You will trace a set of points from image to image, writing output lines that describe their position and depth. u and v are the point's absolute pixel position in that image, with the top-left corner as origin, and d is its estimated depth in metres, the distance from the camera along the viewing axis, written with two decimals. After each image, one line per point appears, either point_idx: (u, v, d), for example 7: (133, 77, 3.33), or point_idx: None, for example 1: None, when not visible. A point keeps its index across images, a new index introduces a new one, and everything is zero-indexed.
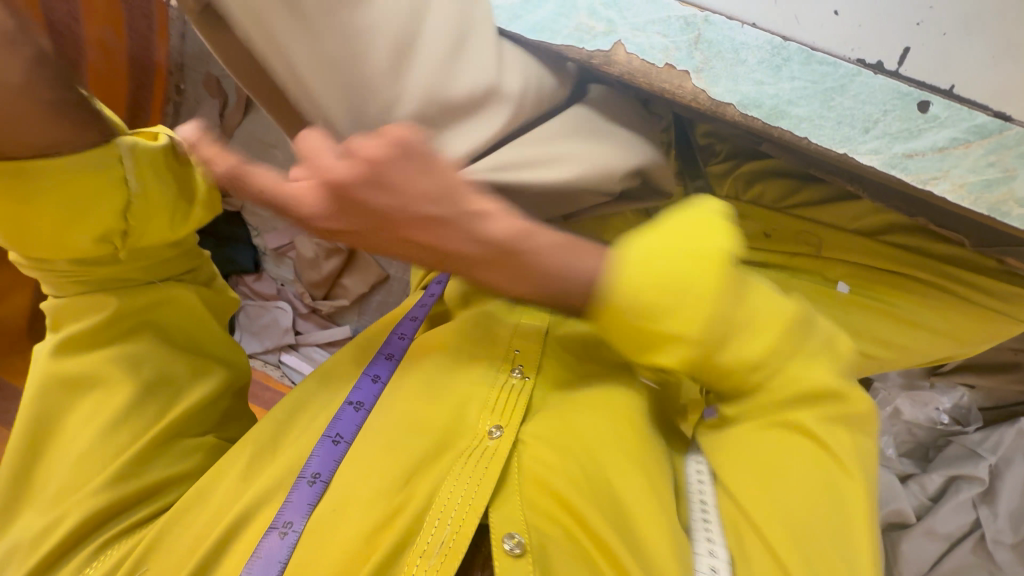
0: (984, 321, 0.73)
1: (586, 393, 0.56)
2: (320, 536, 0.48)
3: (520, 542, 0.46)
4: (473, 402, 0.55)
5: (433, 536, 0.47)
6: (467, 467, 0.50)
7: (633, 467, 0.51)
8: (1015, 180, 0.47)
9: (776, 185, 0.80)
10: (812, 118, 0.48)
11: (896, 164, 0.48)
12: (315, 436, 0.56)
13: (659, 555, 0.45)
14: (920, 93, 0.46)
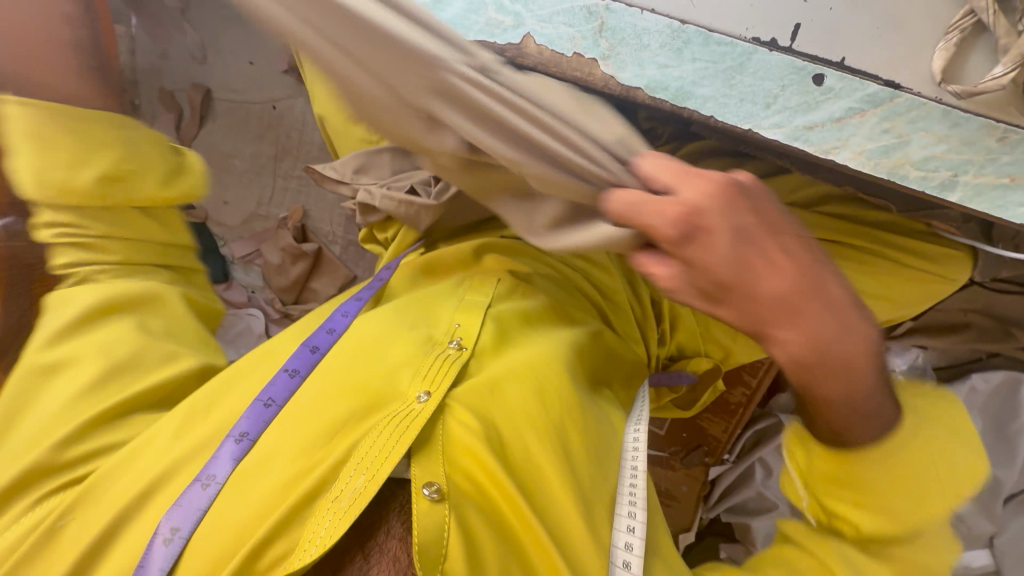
0: (919, 282, 0.76)
1: (515, 363, 0.64)
2: (241, 482, 0.52)
3: (439, 489, 0.53)
4: (405, 372, 0.61)
5: (347, 484, 0.52)
6: (389, 426, 0.55)
7: (551, 435, 0.60)
8: (909, 145, 0.49)
9: (718, 163, 0.81)
10: (716, 97, 0.50)
11: (799, 137, 0.50)
12: (249, 397, 0.59)
13: (569, 511, 0.57)
14: (814, 66, 0.48)
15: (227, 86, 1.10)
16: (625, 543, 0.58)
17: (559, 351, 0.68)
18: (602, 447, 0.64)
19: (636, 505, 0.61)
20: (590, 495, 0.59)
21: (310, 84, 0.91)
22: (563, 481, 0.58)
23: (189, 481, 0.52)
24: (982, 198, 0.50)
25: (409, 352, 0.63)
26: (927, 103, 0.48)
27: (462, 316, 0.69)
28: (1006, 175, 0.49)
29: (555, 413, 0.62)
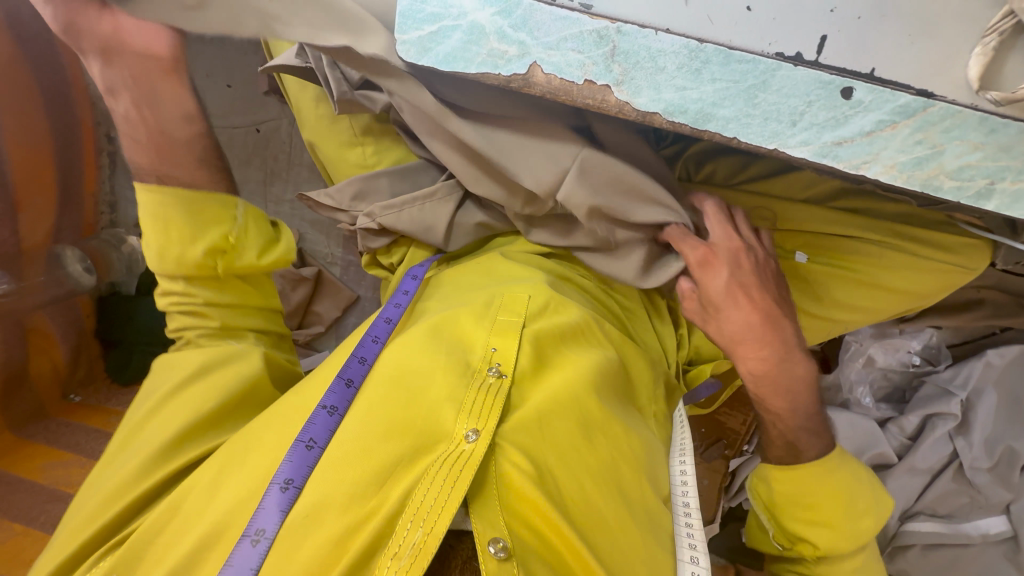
0: (936, 273, 0.75)
1: (557, 395, 0.66)
2: (293, 534, 0.55)
3: (503, 546, 0.55)
4: (448, 407, 0.62)
5: (406, 537, 0.54)
6: (442, 471, 0.58)
7: (601, 474, 0.63)
8: (943, 155, 0.47)
9: (727, 162, 0.79)
10: (738, 117, 0.48)
11: (827, 154, 0.48)
12: (290, 442, 0.61)
13: (624, 545, 0.61)
14: (842, 79, 0.45)
15: None
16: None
17: (596, 379, 0.69)
18: (649, 481, 0.67)
19: (697, 549, 0.66)
20: (648, 526, 0.64)
21: (295, 108, 0.86)
22: (620, 521, 0.61)
23: (239, 537, 0.56)
24: (1021, 204, 0.48)
25: (450, 385, 0.64)
26: (962, 111, 0.45)
27: (497, 339, 0.69)
28: None
29: (602, 450, 0.65)
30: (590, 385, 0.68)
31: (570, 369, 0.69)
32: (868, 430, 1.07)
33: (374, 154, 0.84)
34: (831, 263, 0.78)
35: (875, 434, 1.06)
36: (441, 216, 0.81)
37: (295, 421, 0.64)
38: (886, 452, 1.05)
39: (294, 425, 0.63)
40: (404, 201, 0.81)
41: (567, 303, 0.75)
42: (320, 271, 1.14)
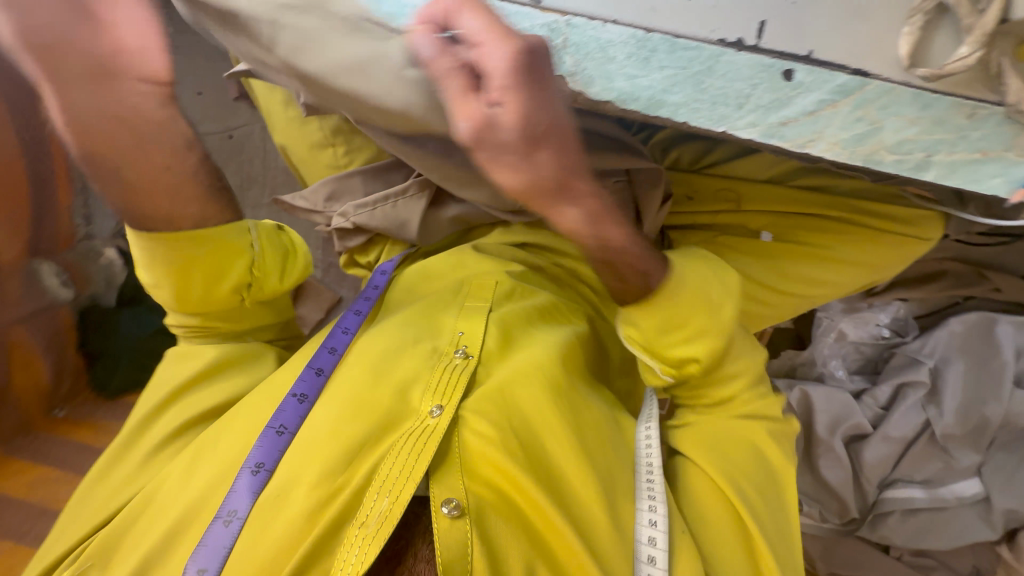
0: (894, 245, 0.78)
1: (518, 370, 0.71)
2: (263, 513, 0.61)
3: (456, 505, 0.60)
4: (416, 387, 0.69)
5: (373, 506, 0.59)
6: (407, 444, 0.63)
7: (562, 440, 0.66)
8: (882, 130, 0.49)
9: (691, 147, 0.82)
10: (688, 102, 0.49)
11: (773, 134, 0.50)
12: (261, 427, 0.67)
13: (582, 502, 0.64)
14: (782, 63, 0.48)
15: None
16: (647, 536, 0.63)
17: (558, 354, 0.74)
18: (612, 443, 0.70)
19: (655, 498, 0.65)
20: (609, 485, 0.66)
21: (264, 110, 0.87)
22: (582, 480, 0.64)
23: (211, 519, 0.61)
24: (955, 174, 0.50)
25: (418, 365, 0.70)
26: (896, 87, 0.47)
27: (465, 324, 0.75)
28: (977, 150, 0.49)
29: (565, 416, 0.68)
30: (552, 359, 0.73)
31: (533, 349, 0.74)
32: (845, 402, 1.10)
33: (345, 155, 0.85)
34: (792, 242, 0.82)
35: (851, 407, 1.09)
36: (413, 212, 0.82)
37: (269, 402, 0.69)
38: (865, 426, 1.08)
39: (268, 406, 0.69)
40: (376, 200, 0.83)
41: (533, 289, 0.82)
42: None
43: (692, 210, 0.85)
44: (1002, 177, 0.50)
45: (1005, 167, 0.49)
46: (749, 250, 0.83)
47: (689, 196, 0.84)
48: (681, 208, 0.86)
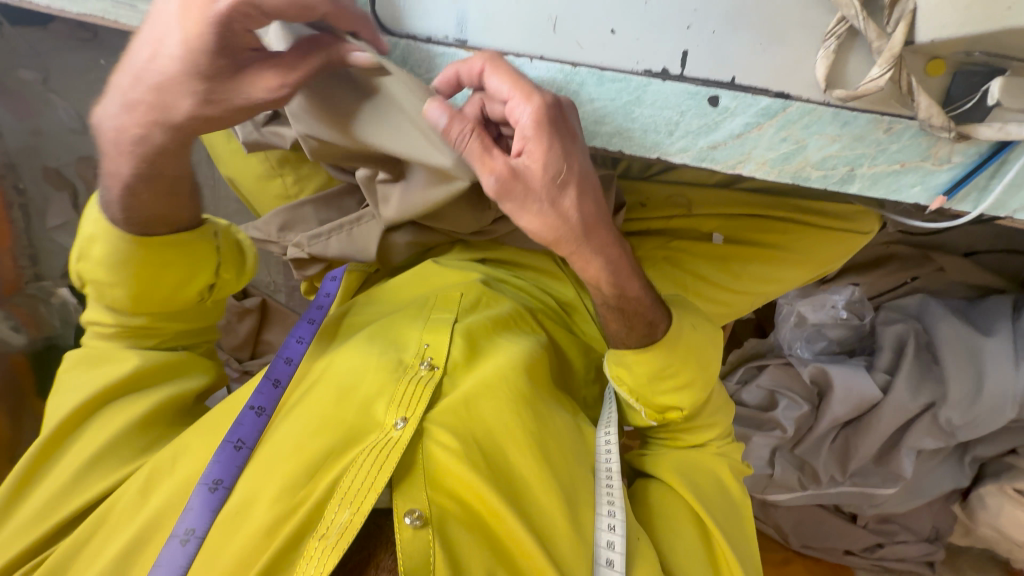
0: (838, 239, 0.81)
1: (484, 379, 0.70)
2: (223, 530, 0.59)
3: (419, 515, 0.58)
4: (380, 401, 0.67)
5: (334, 518, 0.57)
6: (370, 457, 0.61)
7: (526, 446, 0.66)
8: (806, 148, 0.51)
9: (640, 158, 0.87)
10: (620, 131, 0.52)
11: (705, 157, 0.51)
12: (219, 440, 0.66)
13: (547, 505, 0.63)
14: (707, 89, 0.49)
15: None
16: (606, 541, 0.64)
17: (522, 362, 0.73)
18: (570, 448, 0.69)
19: (615, 504, 0.66)
20: (569, 490, 0.66)
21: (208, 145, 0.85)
22: (543, 487, 0.64)
23: (168, 538, 0.58)
24: (878, 185, 0.53)
25: (381, 380, 0.68)
26: (817, 107, 0.49)
27: (430, 336, 0.74)
28: (896, 162, 0.51)
29: (529, 424, 0.68)
30: (514, 368, 0.72)
31: (498, 357, 0.73)
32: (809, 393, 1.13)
33: (295, 184, 0.84)
34: (742, 242, 0.84)
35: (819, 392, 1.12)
36: (371, 236, 0.81)
37: (226, 416, 0.69)
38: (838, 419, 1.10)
39: (226, 419, 0.69)
40: (329, 228, 0.81)
41: (497, 296, 0.83)
42: (265, 301, 1.17)
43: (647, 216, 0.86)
44: (920, 185, 0.53)
45: (922, 176, 0.52)
46: (702, 252, 0.85)
47: (642, 203, 0.85)
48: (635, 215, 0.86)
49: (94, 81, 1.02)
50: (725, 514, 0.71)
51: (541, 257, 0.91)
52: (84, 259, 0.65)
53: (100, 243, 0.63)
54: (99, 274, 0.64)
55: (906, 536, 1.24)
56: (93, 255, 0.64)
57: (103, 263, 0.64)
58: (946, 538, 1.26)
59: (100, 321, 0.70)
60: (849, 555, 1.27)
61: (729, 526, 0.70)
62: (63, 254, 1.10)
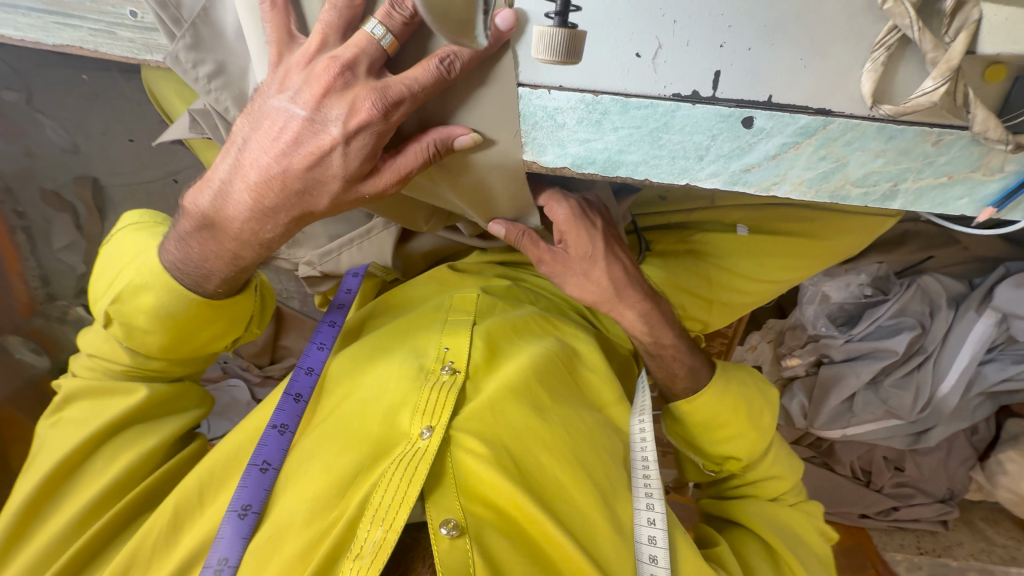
0: (866, 225, 0.78)
1: (506, 381, 0.70)
2: (258, 555, 0.59)
3: (456, 526, 0.58)
4: (405, 411, 0.67)
5: (367, 536, 0.57)
6: (402, 467, 0.61)
7: (555, 449, 0.66)
8: (847, 166, 0.48)
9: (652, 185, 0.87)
10: (646, 160, 0.47)
11: (736, 181, 0.48)
12: (246, 464, 0.67)
13: (582, 506, 0.64)
14: (741, 111, 0.45)
15: (115, 170, 1.01)
16: (647, 537, 0.66)
17: (542, 363, 0.74)
18: (603, 449, 0.71)
19: (653, 498, 0.71)
20: (602, 490, 0.67)
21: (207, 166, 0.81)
22: (578, 488, 0.65)
23: (202, 568, 0.58)
24: (922, 199, 0.50)
25: (405, 389, 0.69)
26: (860, 123, 0.45)
27: (450, 339, 0.74)
28: (944, 174, 0.48)
29: (557, 428, 0.68)
30: (535, 372, 0.72)
31: (521, 358, 0.74)
32: (834, 371, 1.14)
33: None
34: (769, 232, 0.83)
35: (842, 374, 1.13)
36: (384, 247, 0.79)
37: (248, 443, 0.70)
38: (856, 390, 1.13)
39: (248, 448, 0.69)
40: (340, 244, 0.79)
41: (514, 302, 0.84)
42: (279, 307, 1.19)
43: (664, 210, 0.88)
44: (968, 197, 0.49)
45: (970, 187, 0.48)
46: (725, 245, 0.85)
47: (662, 195, 0.86)
48: (653, 208, 0.88)
49: (77, 97, 0.93)
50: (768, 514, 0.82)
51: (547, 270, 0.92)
52: (121, 299, 0.64)
53: (152, 291, 0.63)
54: (139, 320, 0.64)
55: (921, 497, 1.28)
56: (137, 302, 0.63)
57: (150, 313, 0.63)
58: (959, 496, 1.29)
59: (102, 357, 0.72)
60: (865, 518, 1.30)
61: (806, 561, 0.78)
62: (71, 274, 1.09)
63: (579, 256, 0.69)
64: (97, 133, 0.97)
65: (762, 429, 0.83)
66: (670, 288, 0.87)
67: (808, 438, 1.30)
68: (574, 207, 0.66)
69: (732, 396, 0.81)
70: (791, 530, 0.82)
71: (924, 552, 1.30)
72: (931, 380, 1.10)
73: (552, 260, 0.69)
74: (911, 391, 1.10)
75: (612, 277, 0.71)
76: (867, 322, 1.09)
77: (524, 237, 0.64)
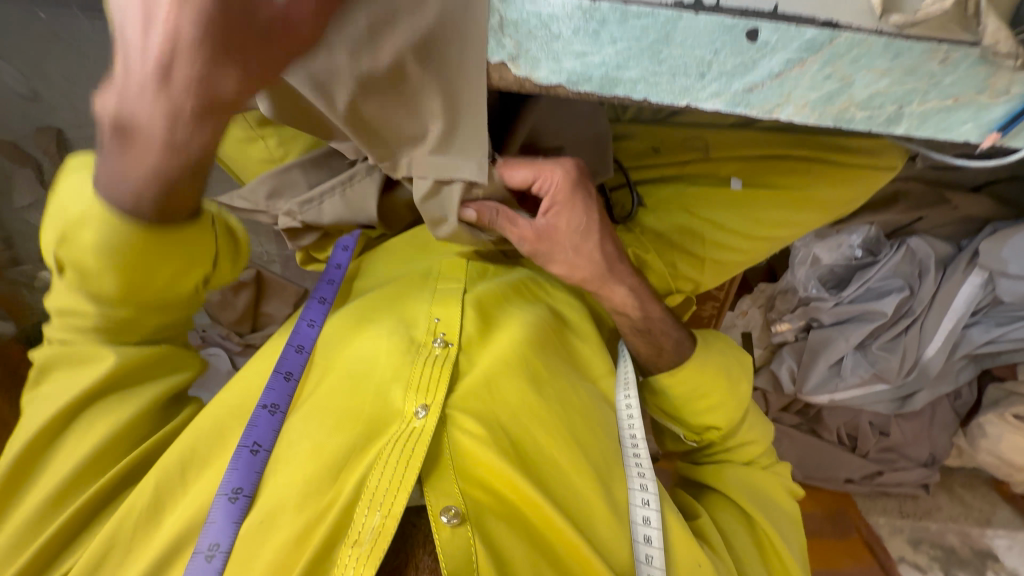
0: (859, 178, 0.77)
1: (499, 355, 0.68)
2: (251, 542, 0.55)
3: (456, 513, 0.56)
4: (397, 388, 0.64)
5: (365, 522, 0.55)
6: (396, 449, 0.59)
7: (552, 424, 0.65)
8: (852, 86, 0.46)
9: (642, 137, 0.85)
10: (645, 77, 0.45)
11: (739, 102, 0.46)
12: (233, 446, 0.62)
13: (578, 485, 0.63)
14: (745, 21, 0.42)
15: (80, 120, 0.97)
16: (642, 516, 0.65)
17: (536, 335, 0.72)
18: (602, 424, 0.70)
19: (645, 476, 0.68)
20: (599, 467, 0.65)
21: None
22: (577, 470, 0.63)
23: (191, 554, 0.55)
24: (926, 124, 0.48)
25: (396, 365, 0.65)
26: (868, 38, 0.42)
27: (440, 310, 0.71)
28: (949, 97, 0.46)
29: (552, 403, 0.66)
30: (529, 344, 0.70)
31: (513, 329, 0.71)
32: (823, 335, 1.15)
33: (279, 147, 0.77)
34: (763, 185, 0.81)
35: (831, 338, 1.14)
36: (366, 195, 0.74)
37: (235, 420, 0.64)
38: (844, 353, 1.14)
39: (235, 424, 0.64)
40: (321, 191, 0.74)
41: (508, 268, 0.82)
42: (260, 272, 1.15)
43: (659, 163, 0.86)
44: (973, 122, 0.48)
45: (976, 112, 0.47)
46: (720, 198, 0.82)
47: (655, 147, 0.85)
48: (647, 161, 0.86)
49: (36, 37, 0.89)
50: (740, 483, 0.82)
51: None
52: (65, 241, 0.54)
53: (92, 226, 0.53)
54: (85, 262, 0.54)
55: (906, 462, 1.29)
56: (81, 240, 0.53)
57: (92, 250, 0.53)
58: (941, 461, 1.30)
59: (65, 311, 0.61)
60: (850, 483, 1.32)
61: (779, 523, 0.79)
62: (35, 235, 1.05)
63: (565, 234, 0.65)
64: (59, 78, 0.93)
65: (741, 401, 0.82)
66: (661, 244, 0.86)
67: (796, 405, 1.31)
68: (569, 175, 0.62)
69: (712, 373, 0.80)
70: (768, 495, 0.83)
71: (906, 515, 1.32)
72: (917, 344, 1.11)
73: (536, 237, 0.64)
74: (898, 354, 1.11)
75: (602, 253, 0.69)
76: (857, 284, 1.10)
77: (498, 215, 0.62)
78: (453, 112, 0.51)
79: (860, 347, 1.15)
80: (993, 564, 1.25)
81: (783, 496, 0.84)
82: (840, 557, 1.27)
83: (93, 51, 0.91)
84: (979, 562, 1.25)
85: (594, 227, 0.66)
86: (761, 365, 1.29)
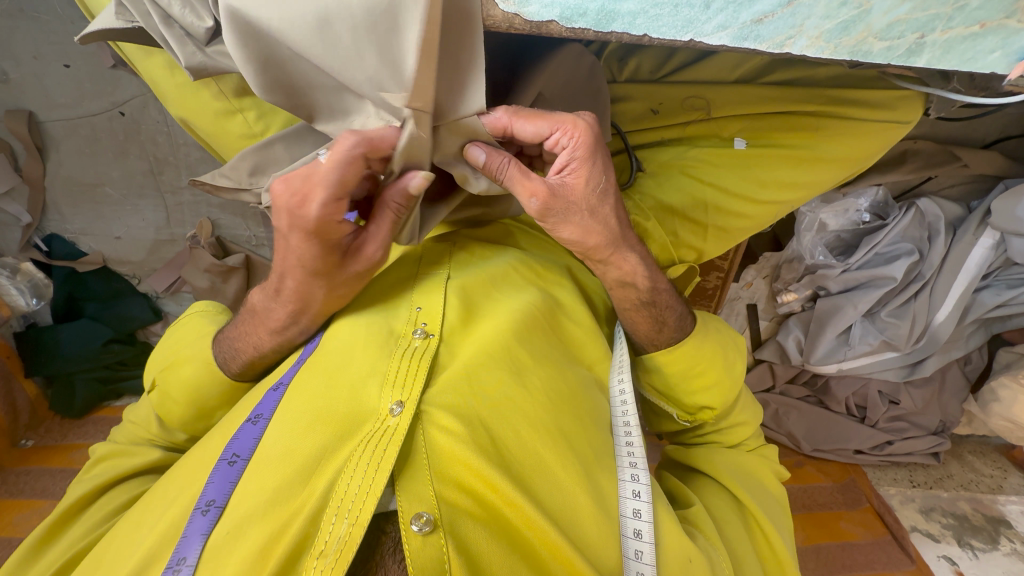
0: (867, 134, 0.73)
1: (481, 345, 0.64)
2: (216, 555, 0.50)
3: (428, 520, 0.52)
4: (373, 383, 0.60)
5: (332, 531, 0.50)
6: (368, 450, 0.54)
7: (537, 415, 0.61)
8: (870, 14, 0.42)
9: (641, 97, 0.80)
10: (645, 10, 0.41)
11: (747, 35, 0.42)
12: (215, 459, 0.57)
13: (564, 480, 0.59)
14: None
15: (52, 101, 0.95)
16: (632, 509, 0.62)
17: (523, 321, 0.68)
18: (591, 413, 0.66)
19: (637, 467, 0.66)
20: (585, 462, 0.62)
21: (150, 81, 0.72)
22: (560, 465, 0.60)
23: (162, 570, 0.50)
24: (951, 54, 0.45)
25: (373, 358, 0.61)
26: None
27: (423, 299, 0.67)
28: (975, 23, 0.43)
29: (536, 394, 0.63)
30: (513, 332, 0.66)
31: (498, 316, 0.68)
32: (831, 304, 1.12)
33: (258, 121, 0.71)
34: (768, 144, 0.78)
35: (840, 305, 1.11)
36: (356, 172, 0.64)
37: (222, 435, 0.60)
38: (852, 322, 1.11)
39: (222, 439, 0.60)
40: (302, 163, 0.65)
41: (495, 249, 0.77)
42: (248, 257, 1.14)
43: (656, 126, 0.81)
44: (1001, 50, 0.44)
45: (1004, 38, 0.43)
46: (723, 159, 0.79)
47: (654, 108, 0.80)
48: (645, 124, 0.82)
49: None
50: (731, 466, 0.80)
51: (556, 244, 0.84)
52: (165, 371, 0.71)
53: (190, 366, 0.69)
54: (174, 391, 0.70)
55: (915, 431, 1.28)
56: (177, 375, 0.70)
57: (188, 385, 0.69)
58: (951, 428, 1.29)
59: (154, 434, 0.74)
60: (859, 454, 1.30)
61: (770, 509, 0.78)
62: (16, 225, 1.08)
63: (583, 193, 0.59)
64: (28, 57, 0.91)
65: (732, 382, 0.80)
66: (663, 212, 0.82)
67: (803, 377, 1.29)
68: (591, 129, 0.56)
69: (708, 354, 0.77)
70: (759, 476, 0.82)
71: (917, 485, 1.31)
72: (927, 309, 1.08)
73: (549, 194, 0.57)
74: (908, 320, 1.08)
75: (616, 219, 0.64)
76: (865, 250, 1.07)
77: (509, 163, 0.55)
78: (451, 73, 0.48)
79: (868, 314, 1.12)
80: (1006, 530, 1.22)
81: (772, 479, 0.83)
82: (849, 528, 1.25)
83: (58, 28, 0.88)
84: (992, 529, 1.23)
85: (612, 190, 0.61)
86: (768, 339, 1.29)
